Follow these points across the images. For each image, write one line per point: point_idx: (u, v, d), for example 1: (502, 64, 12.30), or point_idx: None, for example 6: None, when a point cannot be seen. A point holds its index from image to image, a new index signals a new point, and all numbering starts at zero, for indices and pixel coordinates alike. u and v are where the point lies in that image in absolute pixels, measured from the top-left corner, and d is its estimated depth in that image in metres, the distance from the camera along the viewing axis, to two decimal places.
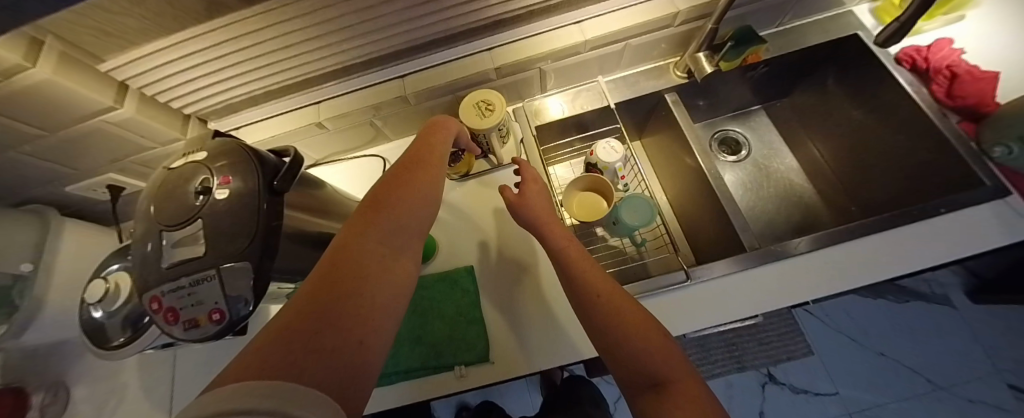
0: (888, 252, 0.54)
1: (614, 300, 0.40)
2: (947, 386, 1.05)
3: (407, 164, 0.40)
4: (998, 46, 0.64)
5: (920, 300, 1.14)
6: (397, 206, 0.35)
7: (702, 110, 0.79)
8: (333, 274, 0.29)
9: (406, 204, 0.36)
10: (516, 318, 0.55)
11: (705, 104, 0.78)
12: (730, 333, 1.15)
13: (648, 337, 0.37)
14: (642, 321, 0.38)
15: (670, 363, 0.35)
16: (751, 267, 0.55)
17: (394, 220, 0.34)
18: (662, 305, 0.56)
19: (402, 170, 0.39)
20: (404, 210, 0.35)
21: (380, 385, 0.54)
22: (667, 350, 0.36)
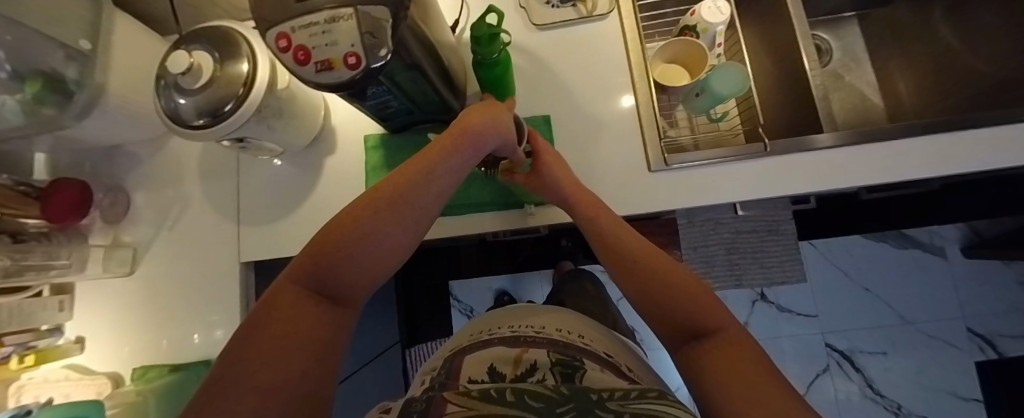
0: (983, 150, 0.53)
1: (653, 262, 0.41)
2: (914, 322, 1.19)
3: (379, 193, 0.36)
4: None
5: (920, 249, 1.21)
6: (362, 239, 0.34)
7: None
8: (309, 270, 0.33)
9: (389, 218, 0.36)
10: (586, 170, 0.57)
11: None
12: (736, 254, 1.20)
13: (689, 291, 0.37)
14: (686, 278, 0.39)
15: (715, 314, 0.35)
16: (847, 145, 0.54)
17: (350, 261, 0.34)
18: (699, 176, 0.55)
19: (368, 201, 0.36)
20: (385, 224, 0.36)
21: (451, 214, 0.57)
22: (712, 304, 0.36)
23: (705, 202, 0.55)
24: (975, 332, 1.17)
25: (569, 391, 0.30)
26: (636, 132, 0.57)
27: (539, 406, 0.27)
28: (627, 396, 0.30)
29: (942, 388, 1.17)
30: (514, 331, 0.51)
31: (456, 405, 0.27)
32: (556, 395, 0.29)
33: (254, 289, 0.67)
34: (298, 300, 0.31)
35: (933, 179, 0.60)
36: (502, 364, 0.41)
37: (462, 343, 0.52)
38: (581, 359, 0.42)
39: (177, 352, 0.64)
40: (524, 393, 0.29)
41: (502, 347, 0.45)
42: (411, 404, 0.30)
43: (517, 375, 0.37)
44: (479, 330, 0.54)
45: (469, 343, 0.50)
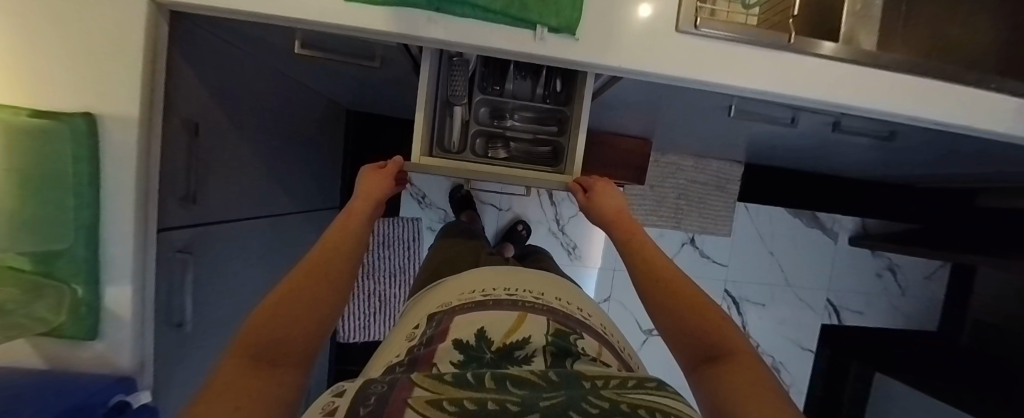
0: (955, 103, 0.58)
1: (675, 287, 0.43)
2: (794, 286, 1.42)
3: (306, 273, 0.39)
4: None
5: (821, 231, 1.41)
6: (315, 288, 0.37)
7: None
8: (266, 314, 0.32)
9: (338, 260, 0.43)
10: (613, 7, 0.50)
11: None
12: (685, 199, 1.28)
13: (709, 320, 0.37)
14: (702, 308, 0.39)
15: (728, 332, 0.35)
16: (850, 62, 0.55)
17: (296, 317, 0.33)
18: (716, 54, 0.53)
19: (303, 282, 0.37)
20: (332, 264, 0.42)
21: (450, 14, 0.48)
22: (724, 325, 0.36)
23: (719, 83, 0.54)
24: (832, 302, 1.46)
25: (557, 378, 0.25)
26: None
27: (522, 393, 0.21)
28: (621, 384, 0.26)
29: (792, 339, 1.46)
30: (511, 294, 0.48)
31: (424, 389, 0.21)
32: (542, 383, 0.24)
33: (168, 48, 0.51)
34: (272, 337, 0.29)
35: (894, 129, 0.66)
36: (494, 326, 0.40)
37: (452, 300, 0.49)
38: (580, 332, 0.42)
39: (33, 95, 0.47)
40: (506, 380, 0.24)
41: (499, 306, 0.44)
42: (369, 385, 0.23)
43: (504, 345, 0.36)
44: (470, 289, 0.50)
45: (460, 301, 0.47)
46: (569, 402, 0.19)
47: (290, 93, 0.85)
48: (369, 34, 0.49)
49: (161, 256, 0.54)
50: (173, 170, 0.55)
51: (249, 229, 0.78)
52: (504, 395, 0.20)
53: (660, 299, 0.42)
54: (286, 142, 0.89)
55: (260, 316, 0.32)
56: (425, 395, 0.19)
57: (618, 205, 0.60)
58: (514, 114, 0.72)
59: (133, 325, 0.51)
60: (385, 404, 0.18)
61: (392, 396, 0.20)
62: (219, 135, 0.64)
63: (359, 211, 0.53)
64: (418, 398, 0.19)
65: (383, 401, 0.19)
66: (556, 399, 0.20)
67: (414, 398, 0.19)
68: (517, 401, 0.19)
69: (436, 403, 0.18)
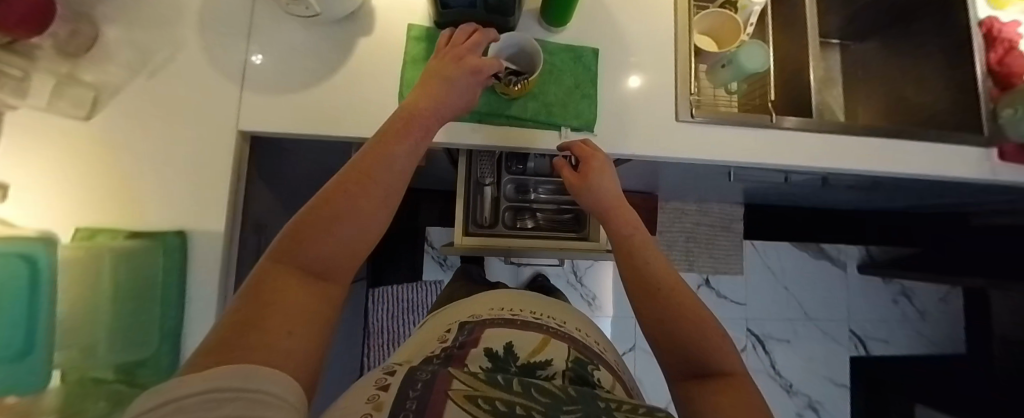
0: (915, 156, 0.68)
1: (673, 295, 0.39)
2: (813, 318, 1.44)
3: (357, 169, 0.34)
4: None
5: (829, 262, 1.46)
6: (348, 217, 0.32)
7: None
8: (286, 250, 0.29)
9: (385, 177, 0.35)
10: (622, 107, 0.61)
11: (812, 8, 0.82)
12: (693, 242, 1.31)
13: (708, 339, 0.36)
14: (705, 331, 0.36)
15: (726, 358, 0.35)
16: (823, 133, 0.66)
17: (339, 233, 0.31)
18: (717, 136, 0.63)
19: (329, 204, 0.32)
20: (379, 185, 0.35)
21: (488, 122, 0.57)
22: (719, 344, 0.35)
23: (716, 157, 0.63)
24: (855, 332, 1.48)
25: (578, 394, 0.29)
26: (670, 84, 0.63)
27: (545, 401, 0.26)
28: (631, 409, 0.28)
29: (823, 375, 1.45)
30: (537, 317, 0.51)
31: (462, 384, 0.27)
32: (561, 394, 0.28)
33: (246, 168, 0.60)
34: (283, 289, 0.27)
35: (877, 179, 0.74)
36: (522, 344, 0.43)
37: (484, 312, 0.52)
38: (597, 363, 0.42)
39: (136, 220, 0.55)
40: (532, 387, 0.29)
41: (525, 329, 0.47)
42: (415, 374, 0.30)
43: (529, 363, 0.39)
44: (502, 305, 0.53)
45: (490, 315, 0.50)
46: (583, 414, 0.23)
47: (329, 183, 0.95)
48: None
49: None
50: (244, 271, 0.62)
51: None
52: (530, 402, 0.25)
53: (654, 309, 0.39)
54: None
55: (275, 258, 0.29)
56: (465, 391, 0.25)
57: (608, 185, 0.51)
58: (537, 188, 0.79)
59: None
60: (432, 391, 0.25)
61: (435, 387, 0.26)
62: None
63: (432, 92, 0.44)
64: (458, 391, 0.25)
65: (429, 388, 0.25)
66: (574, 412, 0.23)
67: (455, 392, 0.25)
68: (540, 410, 0.23)
69: (473, 400, 0.24)
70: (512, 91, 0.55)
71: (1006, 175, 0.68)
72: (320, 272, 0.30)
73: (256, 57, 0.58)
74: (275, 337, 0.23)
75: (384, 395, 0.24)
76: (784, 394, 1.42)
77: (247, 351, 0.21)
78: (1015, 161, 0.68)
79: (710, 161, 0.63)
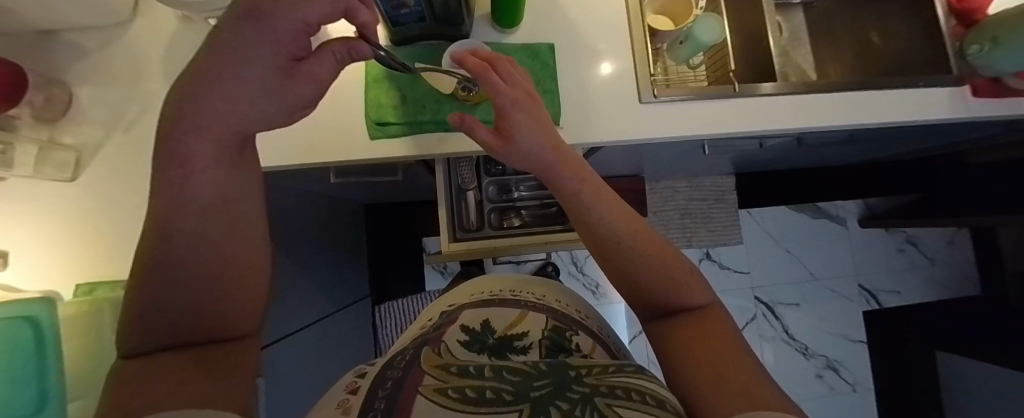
0: (885, 105, 0.68)
1: (636, 245, 0.37)
2: (820, 278, 1.44)
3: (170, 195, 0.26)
4: None
5: (828, 219, 1.45)
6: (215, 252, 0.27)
7: None
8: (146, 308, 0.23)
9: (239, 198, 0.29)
10: (585, 98, 0.62)
11: None
12: (688, 218, 1.31)
13: (676, 279, 0.35)
14: (672, 273, 0.35)
15: (695, 292, 0.35)
16: (788, 93, 0.66)
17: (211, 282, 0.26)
18: (683, 111, 0.64)
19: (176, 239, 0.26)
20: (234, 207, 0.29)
21: (455, 131, 0.59)
22: (688, 284, 0.35)
23: (684, 133, 0.63)
24: (864, 287, 1.47)
25: (549, 366, 0.26)
26: (629, 69, 0.63)
27: (517, 380, 0.24)
28: (605, 371, 0.26)
29: (838, 333, 1.44)
30: (515, 291, 0.45)
31: (433, 376, 0.26)
32: (533, 370, 0.26)
33: None
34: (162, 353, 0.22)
35: (855, 132, 0.74)
36: (498, 318, 0.38)
37: (461, 299, 0.46)
38: (576, 330, 0.37)
39: (132, 268, 0.57)
40: (505, 367, 0.27)
41: (501, 303, 0.41)
42: (385, 370, 0.28)
43: (505, 336, 0.35)
44: (480, 288, 0.48)
45: (466, 300, 0.45)
46: (555, 391, 0.22)
47: (319, 208, 0.97)
48: (392, 159, 0.59)
49: None
50: None
51: (304, 340, 0.85)
52: (503, 383, 0.24)
53: (619, 265, 0.37)
54: (321, 250, 0.99)
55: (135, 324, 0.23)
56: (435, 383, 0.24)
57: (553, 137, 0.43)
58: (519, 186, 0.81)
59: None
60: (401, 388, 0.23)
61: (406, 381, 0.25)
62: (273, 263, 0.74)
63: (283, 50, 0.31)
64: (429, 385, 0.24)
65: (399, 386, 0.24)
66: (545, 387, 0.23)
67: (426, 386, 0.24)
68: (511, 391, 0.23)
69: (443, 391, 0.23)
70: (474, 100, 0.57)
71: (982, 111, 0.68)
72: (192, 335, 0.25)
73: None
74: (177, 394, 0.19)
75: (353, 399, 0.23)
76: (801, 357, 1.41)
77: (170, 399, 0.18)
78: (988, 96, 0.67)
79: (679, 137, 0.64)
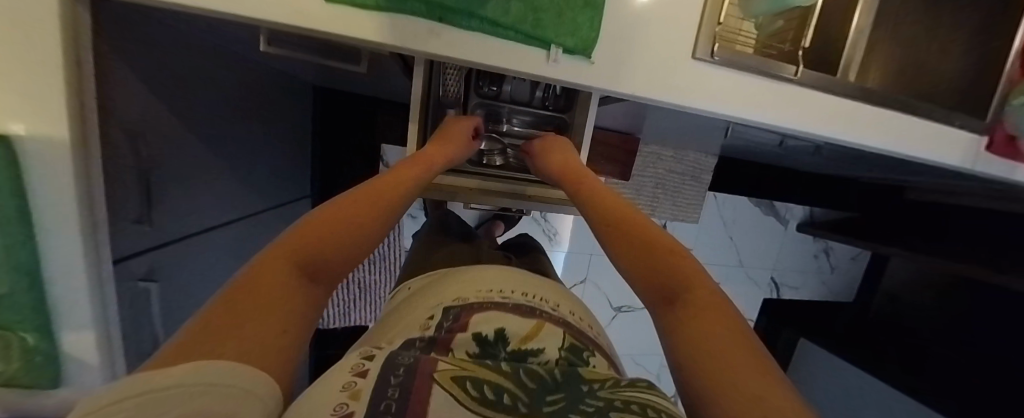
0: (913, 135, 0.64)
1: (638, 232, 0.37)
2: (746, 266, 1.58)
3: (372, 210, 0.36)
4: None
5: (775, 217, 1.55)
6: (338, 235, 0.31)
7: None
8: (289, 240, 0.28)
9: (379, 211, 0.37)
10: (631, 30, 0.48)
11: None
12: (662, 190, 1.26)
13: (672, 261, 0.32)
14: (678, 266, 0.32)
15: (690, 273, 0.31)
16: (840, 96, 0.59)
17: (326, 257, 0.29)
18: (732, 83, 0.54)
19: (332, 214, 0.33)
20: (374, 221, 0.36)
21: (454, 26, 0.42)
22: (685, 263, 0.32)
23: (722, 112, 0.54)
24: (776, 280, 1.66)
25: (563, 376, 0.22)
26: (694, 8, 0.49)
27: (532, 390, 0.19)
28: (617, 385, 0.22)
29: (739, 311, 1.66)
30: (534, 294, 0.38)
31: (445, 365, 0.20)
32: (549, 379, 0.21)
33: (92, 43, 0.40)
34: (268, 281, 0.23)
35: (868, 154, 0.71)
36: (515, 326, 0.31)
37: (464, 292, 0.37)
38: (593, 351, 0.31)
39: None
40: (521, 373, 0.21)
41: (520, 307, 0.34)
42: (397, 358, 0.22)
43: (519, 352, 0.28)
44: (486, 282, 0.39)
45: (477, 296, 0.36)
46: (573, 404, 0.17)
47: (243, 72, 0.73)
48: (354, 41, 0.42)
49: (123, 286, 0.49)
50: (123, 189, 0.47)
51: (216, 238, 0.71)
52: (519, 389, 0.19)
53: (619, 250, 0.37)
54: (248, 130, 0.77)
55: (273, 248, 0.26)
56: (449, 374, 0.19)
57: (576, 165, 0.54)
58: (511, 118, 0.67)
59: (107, 367, 0.48)
60: (415, 373, 0.18)
61: (418, 369, 0.19)
62: (171, 140, 0.55)
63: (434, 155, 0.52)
64: (442, 376, 0.19)
65: (412, 372, 0.18)
66: (561, 403, 0.18)
67: (440, 375, 0.18)
68: (529, 403, 0.17)
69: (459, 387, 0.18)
70: None
71: (984, 166, 0.68)
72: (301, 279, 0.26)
73: None
74: (264, 326, 0.20)
75: (365, 382, 0.18)
76: None
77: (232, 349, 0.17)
78: (998, 153, 0.67)
79: (714, 115, 0.55)
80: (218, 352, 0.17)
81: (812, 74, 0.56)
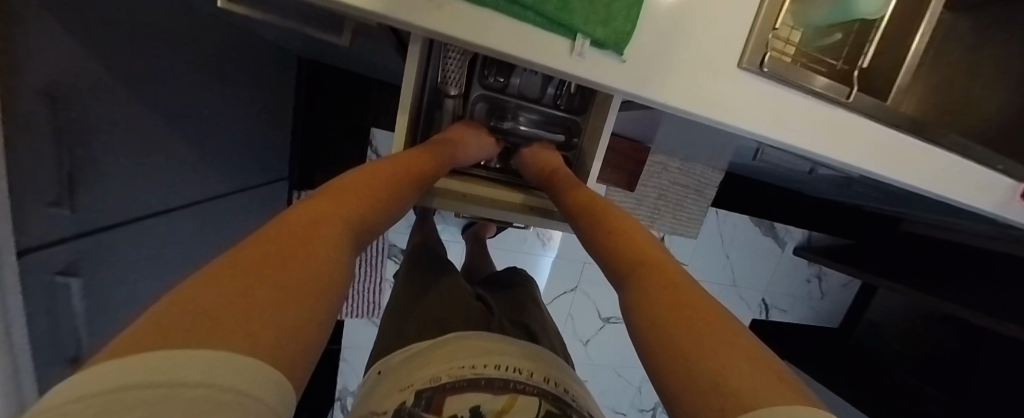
0: (953, 177, 0.59)
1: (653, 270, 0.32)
2: (739, 286, 1.55)
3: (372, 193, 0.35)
4: None
5: (772, 239, 1.51)
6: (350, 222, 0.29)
7: None
8: (297, 219, 0.26)
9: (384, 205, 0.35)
10: (672, 27, 0.40)
11: None
12: (665, 202, 1.20)
13: (692, 308, 0.27)
14: (675, 282, 0.30)
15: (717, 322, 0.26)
16: (883, 126, 0.53)
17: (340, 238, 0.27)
18: (773, 100, 0.47)
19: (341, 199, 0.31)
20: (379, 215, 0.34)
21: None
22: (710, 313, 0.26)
23: (758, 133, 0.48)
24: (766, 301, 1.63)
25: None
26: (744, 9, 0.42)
27: None
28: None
29: None
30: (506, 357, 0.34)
31: None
32: None
33: None
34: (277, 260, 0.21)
35: (896, 191, 0.66)
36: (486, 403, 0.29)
37: (429, 375, 0.32)
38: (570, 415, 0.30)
39: None
40: None
41: (486, 380, 0.31)
42: None
43: None
44: (456, 358, 0.34)
45: (448, 365, 0.33)
46: None
47: (210, 32, 0.63)
48: (333, 6, 0.33)
49: (28, 281, 0.39)
50: (36, 164, 0.38)
51: (166, 222, 0.62)
52: None
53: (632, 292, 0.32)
54: (214, 99, 0.67)
55: (277, 227, 0.24)
56: None
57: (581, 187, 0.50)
58: (517, 115, 0.59)
59: (4, 380, 0.39)
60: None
61: None
62: (101, 100, 0.45)
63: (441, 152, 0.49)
64: None
65: None
66: None
67: None
68: None
69: None
70: None
71: (1015, 215, 0.63)
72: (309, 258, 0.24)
73: None
74: (274, 308, 0.18)
75: None
76: None
77: (229, 332, 0.15)
78: None
79: (750, 135, 0.48)
80: (208, 335, 0.14)
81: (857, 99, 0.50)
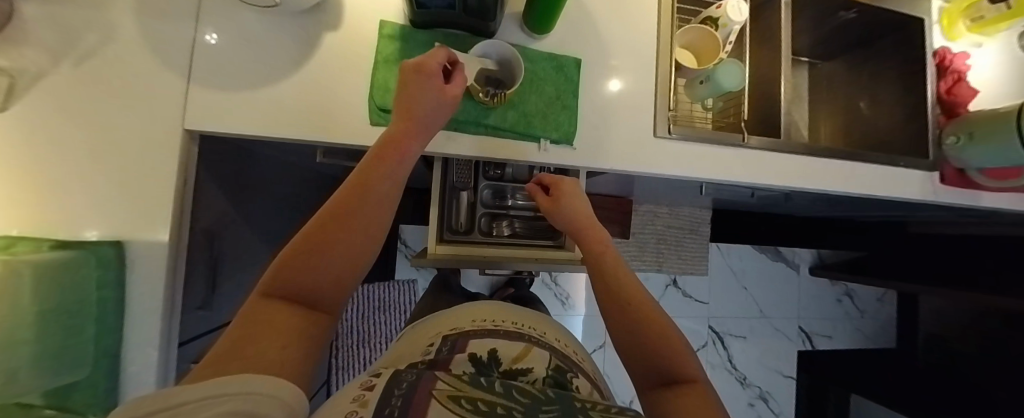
0: (868, 177, 0.73)
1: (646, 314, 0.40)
2: (768, 316, 1.55)
3: (363, 178, 0.35)
4: (994, 76, 0.81)
5: (783, 263, 1.56)
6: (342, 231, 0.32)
7: (803, 18, 0.82)
8: (308, 237, 0.31)
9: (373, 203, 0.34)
10: (602, 121, 0.61)
11: (807, 15, 0.82)
12: (666, 245, 1.32)
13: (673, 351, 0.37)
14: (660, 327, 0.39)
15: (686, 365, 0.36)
16: (791, 152, 0.69)
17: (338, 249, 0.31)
18: (695, 150, 0.65)
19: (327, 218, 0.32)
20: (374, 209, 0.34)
21: (465, 132, 0.55)
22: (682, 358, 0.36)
23: (689, 174, 0.64)
24: (804, 329, 1.60)
25: (554, 395, 0.24)
26: (649, 100, 0.63)
27: (525, 401, 0.21)
28: (608, 410, 0.24)
29: (774, 367, 1.56)
30: (520, 327, 0.43)
31: (445, 383, 0.22)
32: (541, 395, 0.23)
33: (195, 170, 0.53)
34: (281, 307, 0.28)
35: (837, 196, 0.79)
36: (504, 349, 0.36)
37: (462, 324, 0.43)
38: (576, 372, 0.36)
39: (68, 225, 0.45)
40: (514, 388, 0.24)
41: (507, 339, 0.39)
42: (401, 374, 0.25)
43: (509, 369, 0.33)
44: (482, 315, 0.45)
45: (471, 327, 0.42)
46: None
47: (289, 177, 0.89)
48: None
49: (180, 369, 0.54)
50: (194, 281, 0.57)
51: None
52: (510, 401, 0.21)
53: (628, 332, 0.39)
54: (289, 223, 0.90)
55: (282, 268, 0.30)
56: (447, 390, 0.20)
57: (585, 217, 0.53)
58: (514, 194, 0.79)
59: None
60: (415, 390, 0.20)
61: (420, 386, 0.21)
62: (230, 233, 0.66)
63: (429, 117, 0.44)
64: (442, 391, 0.20)
65: (413, 387, 0.21)
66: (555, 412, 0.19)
67: (438, 391, 0.20)
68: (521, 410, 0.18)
69: (457, 400, 0.19)
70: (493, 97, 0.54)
71: (946, 197, 0.75)
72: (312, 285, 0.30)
73: (212, 37, 0.50)
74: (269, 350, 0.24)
75: (370, 394, 0.20)
76: (739, 386, 1.52)
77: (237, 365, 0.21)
78: (954, 185, 0.75)
79: (683, 177, 0.65)
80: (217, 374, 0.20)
81: (758, 139, 0.68)
